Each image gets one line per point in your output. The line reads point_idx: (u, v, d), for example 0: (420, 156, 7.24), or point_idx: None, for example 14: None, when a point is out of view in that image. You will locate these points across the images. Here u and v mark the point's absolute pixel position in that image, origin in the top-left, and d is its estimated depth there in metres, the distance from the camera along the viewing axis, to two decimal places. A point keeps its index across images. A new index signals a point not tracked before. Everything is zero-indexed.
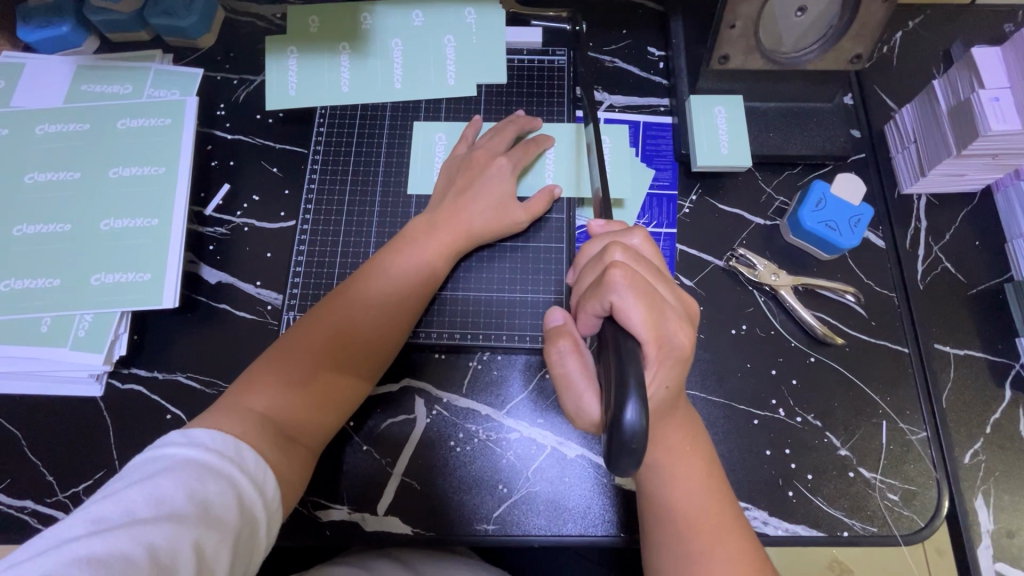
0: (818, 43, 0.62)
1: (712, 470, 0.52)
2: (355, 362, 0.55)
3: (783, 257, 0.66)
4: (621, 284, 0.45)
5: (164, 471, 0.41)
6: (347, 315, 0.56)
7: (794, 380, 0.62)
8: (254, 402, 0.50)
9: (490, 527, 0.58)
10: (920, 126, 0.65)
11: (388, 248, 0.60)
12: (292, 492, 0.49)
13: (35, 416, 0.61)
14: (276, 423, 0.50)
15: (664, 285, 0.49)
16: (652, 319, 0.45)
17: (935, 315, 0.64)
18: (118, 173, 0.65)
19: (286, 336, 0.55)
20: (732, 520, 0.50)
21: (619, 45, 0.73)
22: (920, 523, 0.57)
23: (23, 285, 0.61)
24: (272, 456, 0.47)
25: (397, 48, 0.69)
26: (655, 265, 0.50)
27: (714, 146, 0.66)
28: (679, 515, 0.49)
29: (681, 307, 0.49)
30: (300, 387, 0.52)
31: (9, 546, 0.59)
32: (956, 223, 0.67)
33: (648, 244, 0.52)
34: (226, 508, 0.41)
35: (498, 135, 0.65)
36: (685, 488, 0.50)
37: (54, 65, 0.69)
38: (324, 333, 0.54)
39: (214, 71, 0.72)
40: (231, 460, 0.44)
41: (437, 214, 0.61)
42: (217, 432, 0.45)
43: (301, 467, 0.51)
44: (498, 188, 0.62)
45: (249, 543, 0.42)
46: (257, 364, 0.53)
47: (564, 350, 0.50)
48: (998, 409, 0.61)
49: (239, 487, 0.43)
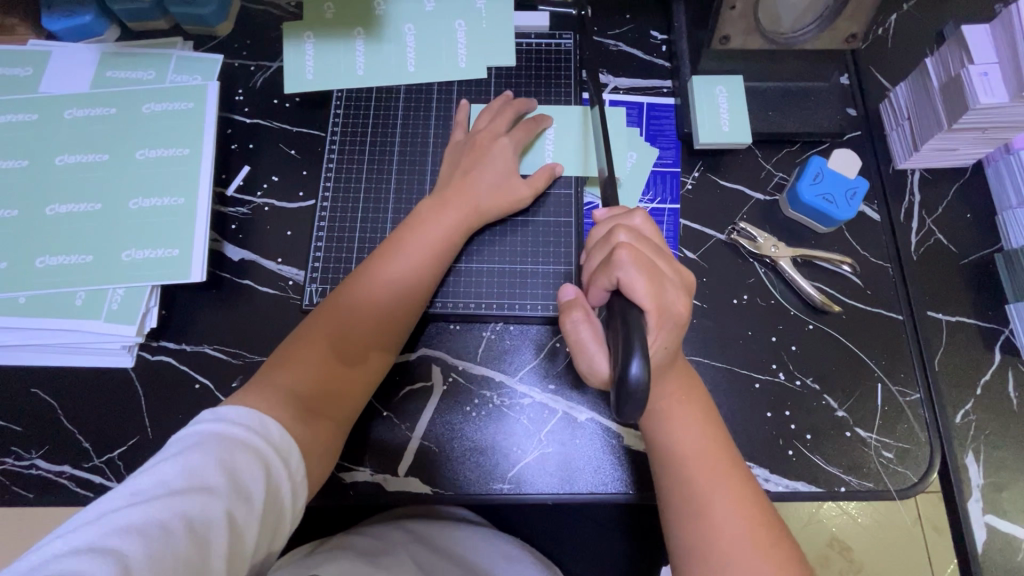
0: (815, 23, 0.65)
1: (705, 407, 0.55)
2: (375, 342, 0.58)
3: (782, 230, 0.69)
4: (628, 262, 0.49)
5: (194, 445, 0.44)
6: (365, 298, 0.58)
7: (793, 346, 0.65)
8: (284, 381, 0.53)
9: (505, 486, 0.61)
10: (914, 103, 0.67)
11: (399, 229, 0.63)
12: (323, 461, 0.53)
13: (70, 386, 0.64)
14: (307, 399, 0.53)
15: (666, 263, 0.52)
16: (654, 289, 0.48)
17: (928, 284, 0.67)
18: (144, 155, 0.68)
19: (309, 320, 0.57)
20: (730, 458, 0.53)
21: (623, 29, 0.76)
22: (914, 479, 0.60)
23: (56, 261, 0.64)
24: (300, 432, 0.50)
25: (410, 33, 0.72)
26: (655, 243, 0.53)
27: (716, 124, 0.69)
28: (678, 448, 0.53)
29: (681, 280, 0.53)
30: (322, 364, 0.55)
31: (48, 509, 0.63)
32: (948, 196, 0.70)
33: (648, 226, 0.55)
34: (254, 479, 0.44)
35: (499, 116, 0.68)
36: (685, 426, 0.53)
37: (78, 53, 0.72)
38: (346, 316, 0.57)
39: (232, 58, 0.75)
40: (256, 433, 0.47)
41: (445, 194, 0.64)
42: (245, 409, 0.48)
43: (329, 439, 0.54)
44: (500, 167, 0.65)
45: (277, 508, 0.46)
46: (283, 346, 0.56)
47: (578, 319, 0.54)
48: (987, 371, 0.64)
49: (265, 457, 0.46)
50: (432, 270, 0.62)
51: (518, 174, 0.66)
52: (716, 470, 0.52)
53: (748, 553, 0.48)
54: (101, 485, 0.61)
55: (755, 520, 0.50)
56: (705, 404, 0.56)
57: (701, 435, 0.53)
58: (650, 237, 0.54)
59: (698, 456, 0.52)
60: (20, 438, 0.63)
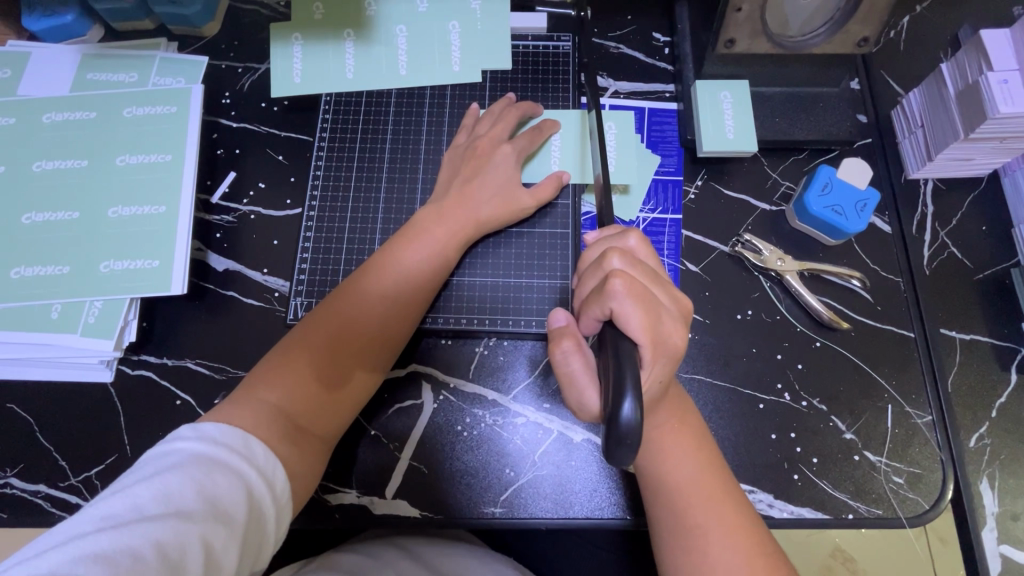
0: (825, 26, 0.62)
1: (697, 429, 0.53)
2: (365, 357, 0.55)
3: (789, 242, 0.66)
4: (622, 292, 0.46)
5: (172, 467, 0.41)
6: (356, 311, 0.56)
7: (800, 364, 0.62)
8: (266, 395, 0.50)
9: (496, 510, 0.59)
10: (928, 110, 0.64)
11: (395, 240, 0.60)
12: (305, 483, 0.50)
13: (46, 402, 0.61)
14: (289, 415, 0.50)
15: (662, 290, 0.50)
16: (650, 320, 0.46)
17: (941, 299, 0.64)
18: (125, 161, 0.66)
19: (296, 330, 0.55)
20: (728, 490, 0.50)
21: (624, 31, 0.73)
22: (925, 506, 0.58)
23: (33, 272, 0.62)
24: (281, 452, 0.48)
25: (402, 34, 0.69)
26: (651, 269, 0.51)
27: (720, 131, 0.66)
28: (672, 481, 0.50)
29: (679, 308, 0.50)
30: (310, 380, 0.52)
31: (24, 529, 0.60)
32: (962, 208, 0.67)
33: (643, 248, 0.53)
34: (236, 503, 0.42)
35: (501, 120, 0.65)
36: (679, 457, 0.51)
37: (59, 54, 0.69)
38: (335, 328, 0.55)
39: (218, 59, 0.73)
40: (240, 454, 0.45)
41: (443, 204, 0.61)
42: (228, 428, 0.46)
43: (313, 459, 0.51)
44: (501, 176, 0.62)
45: (257, 536, 0.43)
46: (269, 357, 0.54)
47: (568, 350, 0.51)
48: (1003, 392, 0.61)
49: (248, 480, 0.44)
50: (428, 284, 0.59)
51: (520, 185, 0.64)
52: (712, 503, 0.49)
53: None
54: (77, 505, 0.59)
55: (754, 557, 0.47)
56: (700, 432, 0.53)
57: (697, 465, 0.51)
58: (645, 261, 0.52)
59: (693, 489, 0.50)
60: None
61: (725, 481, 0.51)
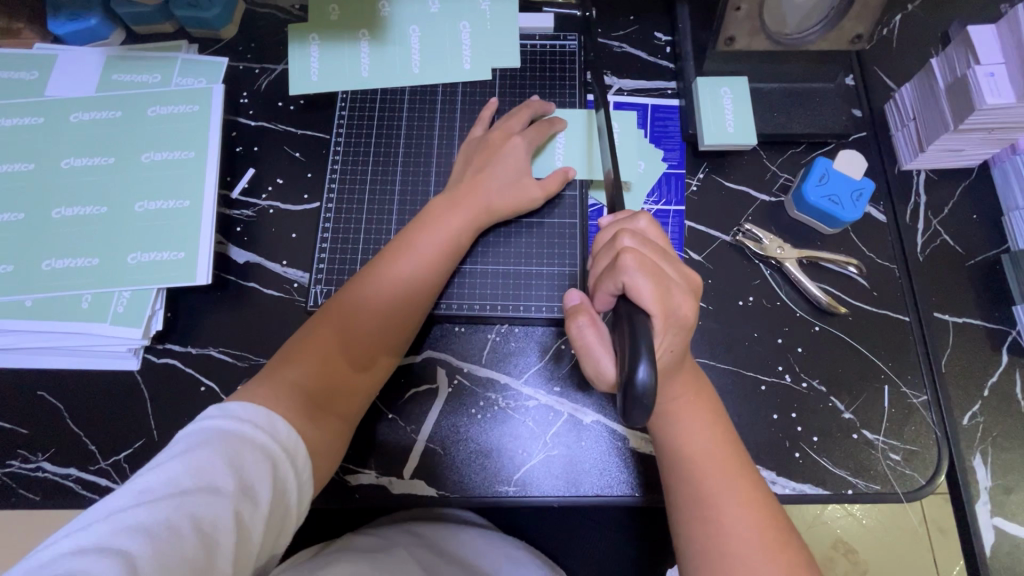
0: (820, 24, 0.66)
1: (710, 404, 0.56)
2: (385, 341, 0.58)
3: (788, 231, 0.69)
4: (633, 267, 0.49)
5: (203, 444, 0.44)
6: (379, 297, 0.58)
7: (799, 348, 0.64)
8: (294, 376, 0.53)
9: (510, 489, 0.61)
10: (920, 104, 0.67)
11: (410, 228, 0.63)
12: (328, 460, 0.53)
13: (75, 389, 0.64)
14: (316, 396, 0.53)
15: (670, 265, 0.52)
16: (662, 293, 0.48)
17: (934, 285, 0.67)
18: (149, 157, 0.68)
19: (320, 316, 0.57)
20: (740, 462, 0.53)
21: (627, 31, 0.76)
22: (921, 481, 0.60)
23: (62, 264, 0.64)
24: (306, 430, 0.50)
25: (415, 34, 0.72)
26: (661, 246, 0.53)
27: (721, 126, 0.69)
28: (687, 454, 0.53)
29: (687, 281, 0.52)
30: (332, 362, 0.55)
31: (54, 512, 0.63)
32: (954, 197, 0.69)
33: (653, 228, 0.55)
34: (264, 480, 0.44)
35: (513, 117, 0.68)
36: (691, 427, 0.54)
37: (84, 56, 0.72)
38: (358, 315, 0.57)
39: (237, 61, 0.75)
40: (266, 432, 0.47)
41: (459, 191, 0.64)
42: (256, 407, 0.48)
43: (335, 439, 0.54)
44: (514, 166, 0.65)
45: (284, 509, 0.46)
46: (292, 341, 0.56)
47: (583, 324, 0.54)
48: (995, 373, 0.64)
49: (275, 458, 0.46)
50: (442, 270, 0.62)
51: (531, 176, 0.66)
52: (725, 473, 0.51)
53: (754, 547, 0.48)
54: (107, 487, 0.61)
55: (762, 516, 0.50)
56: (714, 405, 0.56)
57: (711, 438, 0.53)
58: (654, 239, 0.54)
59: (705, 457, 0.52)
60: (27, 440, 0.63)
61: (736, 450, 0.54)
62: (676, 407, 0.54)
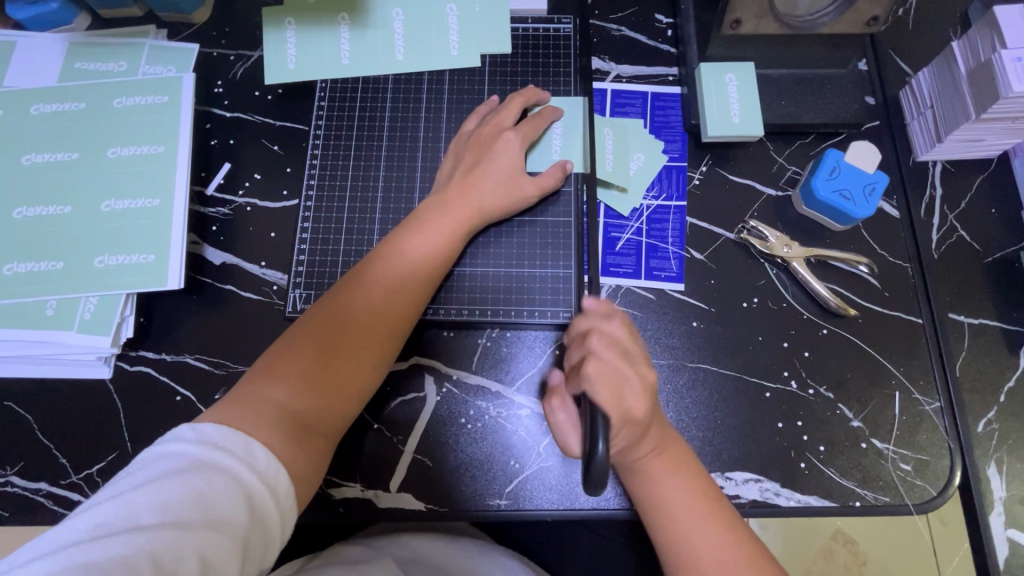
0: (835, 5, 0.60)
1: (687, 458, 0.52)
2: (370, 354, 0.54)
3: (795, 228, 0.65)
4: (592, 376, 0.48)
5: (169, 474, 0.41)
6: (361, 308, 0.54)
7: (806, 352, 0.61)
8: (272, 394, 0.49)
9: (502, 502, 0.58)
10: (938, 90, 0.63)
11: (397, 232, 0.59)
12: (308, 483, 0.49)
13: (44, 400, 0.61)
14: (294, 414, 0.49)
15: (633, 368, 0.50)
16: (614, 398, 0.47)
17: (950, 284, 0.63)
18: (117, 153, 0.64)
19: (299, 327, 0.54)
20: (719, 509, 0.50)
21: (626, 13, 0.71)
22: (933, 492, 0.57)
23: (26, 268, 0.60)
24: (284, 453, 0.46)
25: (398, 18, 0.67)
26: (625, 347, 0.51)
27: (725, 115, 0.64)
28: (662, 507, 0.50)
29: (645, 382, 0.50)
30: (314, 375, 0.51)
31: (27, 527, 0.60)
32: (971, 191, 0.65)
33: (627, 330, 0.52)
34: (235, 512, 0.41)
35: (505, 110, 0.63)
36: (659, 480, 0.51)
37: (44, 43, 0.67)
38: (339, 327, 0.53)
39: (210, 47, 0.71)
40: (240, 458, 0.43)
41: (447, 192, 0.60)
42: (233, 433, 0.45)
43: (318, 457, 0.50)
44: (507, 163, 0.61)
45: (261, 540, 0.42)
46: (270, 355, 0.53)
47: (555, 405, 0.54)
48: (1011, 377, 0.61)
49: (249, 487, 0.43)
50: (431, 277, 0.58)
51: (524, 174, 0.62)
52: (704, 522, 0.49)
53: None
54: (80, 503, 0.58)
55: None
56: (686, 455, 0.53)
57: (690, 491, 0.50)
58: (623, 341, 0.51)
59: (683, 513, 0.49)
60: None
61: (718, 503, 0.50)
62: (648, 462, 0.51)
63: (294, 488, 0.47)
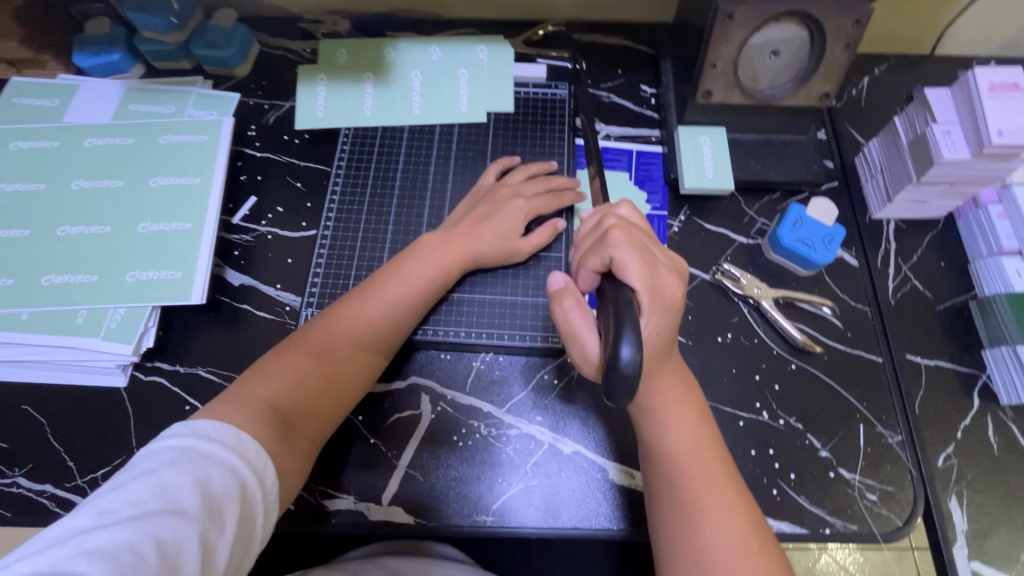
0: (790, 82, 0.70)
1: (701, 410, 0.56)
2: (356, 367, 0.59)
3: (765, 272, 0.71)
4: (621, 241, 0.53)
5: (168, 464, 0.44)
6: (355, 324, 0.60)
7: (777, 385, 0.66)
8: (263, 392, 0.54)
9: (488, 519, 0.61)
10: (886, 157, 0.71)
11: (394, 260, 0.65)
12: (291, 482, 0.52)
13: (59, 404, 0.64)
14: (281, 412, 0.53)
15: (659, 249, 0.55)
16: (647, 272, 0.51)
17: (906, 328, 0.69)
18: (156, 182, 0.71)
19: (296, 336, 0.59)
20: (727, 467, 0.53)
21: (615, 83, 0.82)
22: (898, 522, 0.60)
23: (61, 280, 0.66)
24: (271, 447, 0.50)
25: (416, 78, 0.77)
26: (646, 231, 0.57)
27: (700, 171, 0.73)
28: (674, 453, 0.53)
29: (674, 264, 0.55)
30: (304, 380, 0.56)
31: (25, 530, 0.62)
32: (921, 246, 0.73)
33: (636, 216, 0.59)
34: (232, 499, 0.44)
35: (520, 170, 0.72)
36: (681, 425, 0.54)
37: (103, 88, 0.77)
38: (331, 340, 0.58)
39: (247, 97, 0.80)
40: (234, 450, 0.47)
41: (448, 231, 0.67)
42: (227, 428, 0.48)
43: (301, 459, 0.54)
44: (511, 222, 0.68)
45: (252, 527, 0.46)
46: (266, 358, 0.58)
47: (569, 305, 0.56)
48: (966, 415, 0.65)
49: (243, 475, 0.46)
50: (425, 300, 0.64)
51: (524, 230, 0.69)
52: (710, 477, 0.52)
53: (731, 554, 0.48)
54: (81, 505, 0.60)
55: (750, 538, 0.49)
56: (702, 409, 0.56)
57: (698, 445, 0.53)
58: (641, 224, 0.58)
59: (693, 460, 0.52)
60: (4, 455, 0.63)
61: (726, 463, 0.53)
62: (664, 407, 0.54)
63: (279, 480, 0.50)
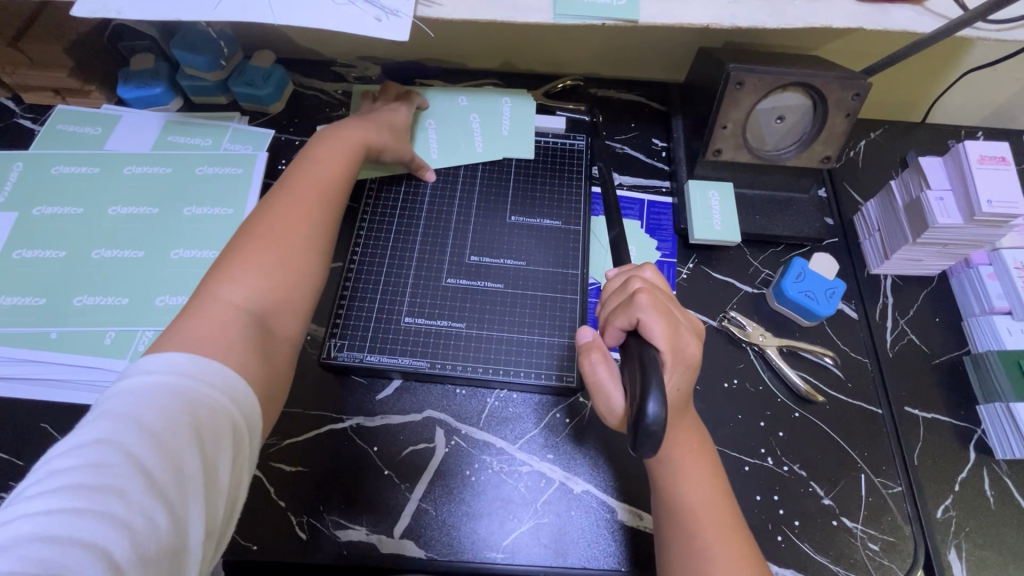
0: (794, 145, 0.75)
1: (711, 463, 0.58)
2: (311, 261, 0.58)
3: (770, 321, 0.75)
4: (647, 303, 0.56)
5: (146, 403, 0.41)
6: (304, 222, 0.59)
7: (781, 432, 0.68)
8: (225, 295, 0.51)
9: (498, 556, 0.62)
10: (883, 217, 0.76)
11: (302, 155, 0.66)
12: (273, 379, 0.51)
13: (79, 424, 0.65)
14: (247, 311, 0.51)
15: (679, 310, 0.59)
16: (670, 333, 0.55)
17: (904, 380, 0.72)
18: (191, 211, 0.74)
19: (242, 240, 0.56)
20: (735, 521, 0.54)
21: (628, 136, 0.87)
22: (899, 573, 0.62)
23: (93, 301, 0.68)
24: (246, 345, 0.48)
25: (431, 126, 0.82)
26: (669, 294, 0.60)
27: (709, 222, 0.77)
28: (687, 504, 0.54)
29: (693, 325, 0.59)
30: (267, 272, 0.54)
31: None
32: (917, 302, 0.77)
33: (658, 278, 0.63)
34: (221, 430, 0.43)
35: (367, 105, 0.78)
36: (693, 477, 0.55)
37: (144, 119, 0.81)
38: (280, 234, 0.57)
39: (280, 133, 0.84)
40: (213, 383, 0.44)
41: (330, 136, 0.68)
42: (199, 358, 0.45)
43: (277, 354, 0.52)
44: (392, 119, 0.76)
45: (245, 452, 0.45)
46: (212, 270, 0.54)
47: (596, 359, 0.59)
48: (964, 468, 0.68)
49: (227, 409, 0.44)
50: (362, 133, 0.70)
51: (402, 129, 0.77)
52: (719, 529, 0.53)
53: None
54: None
55: None
56: (712, 461, 0.58)
57: (709, 497, 0.55)
58: (663, 287, 0.61)
59: (703, 512, 0.54)
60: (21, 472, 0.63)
61: (734, 516, 0.55)
62: (679, 459, 0.56)
63: (254, 386, 0.48)
